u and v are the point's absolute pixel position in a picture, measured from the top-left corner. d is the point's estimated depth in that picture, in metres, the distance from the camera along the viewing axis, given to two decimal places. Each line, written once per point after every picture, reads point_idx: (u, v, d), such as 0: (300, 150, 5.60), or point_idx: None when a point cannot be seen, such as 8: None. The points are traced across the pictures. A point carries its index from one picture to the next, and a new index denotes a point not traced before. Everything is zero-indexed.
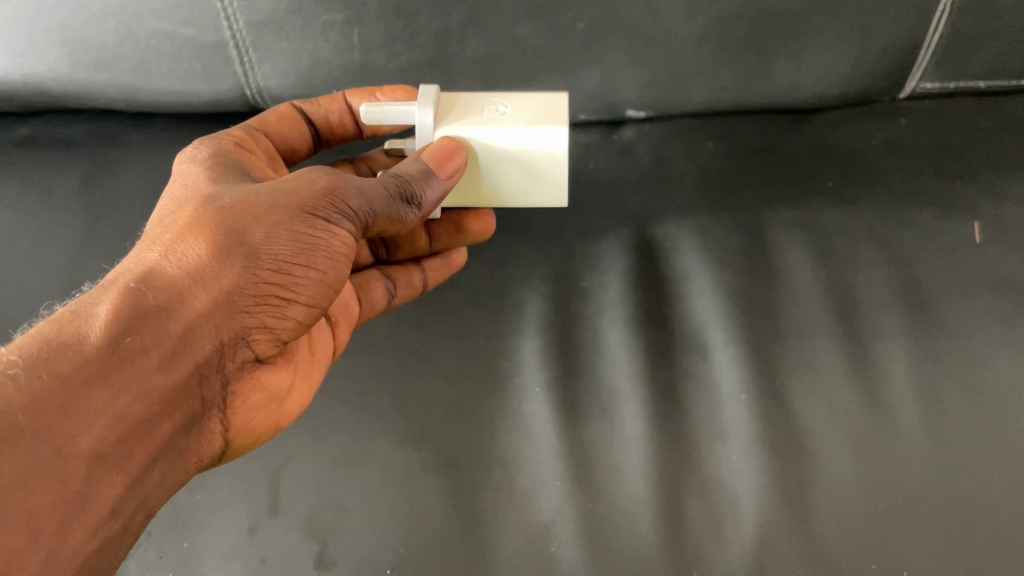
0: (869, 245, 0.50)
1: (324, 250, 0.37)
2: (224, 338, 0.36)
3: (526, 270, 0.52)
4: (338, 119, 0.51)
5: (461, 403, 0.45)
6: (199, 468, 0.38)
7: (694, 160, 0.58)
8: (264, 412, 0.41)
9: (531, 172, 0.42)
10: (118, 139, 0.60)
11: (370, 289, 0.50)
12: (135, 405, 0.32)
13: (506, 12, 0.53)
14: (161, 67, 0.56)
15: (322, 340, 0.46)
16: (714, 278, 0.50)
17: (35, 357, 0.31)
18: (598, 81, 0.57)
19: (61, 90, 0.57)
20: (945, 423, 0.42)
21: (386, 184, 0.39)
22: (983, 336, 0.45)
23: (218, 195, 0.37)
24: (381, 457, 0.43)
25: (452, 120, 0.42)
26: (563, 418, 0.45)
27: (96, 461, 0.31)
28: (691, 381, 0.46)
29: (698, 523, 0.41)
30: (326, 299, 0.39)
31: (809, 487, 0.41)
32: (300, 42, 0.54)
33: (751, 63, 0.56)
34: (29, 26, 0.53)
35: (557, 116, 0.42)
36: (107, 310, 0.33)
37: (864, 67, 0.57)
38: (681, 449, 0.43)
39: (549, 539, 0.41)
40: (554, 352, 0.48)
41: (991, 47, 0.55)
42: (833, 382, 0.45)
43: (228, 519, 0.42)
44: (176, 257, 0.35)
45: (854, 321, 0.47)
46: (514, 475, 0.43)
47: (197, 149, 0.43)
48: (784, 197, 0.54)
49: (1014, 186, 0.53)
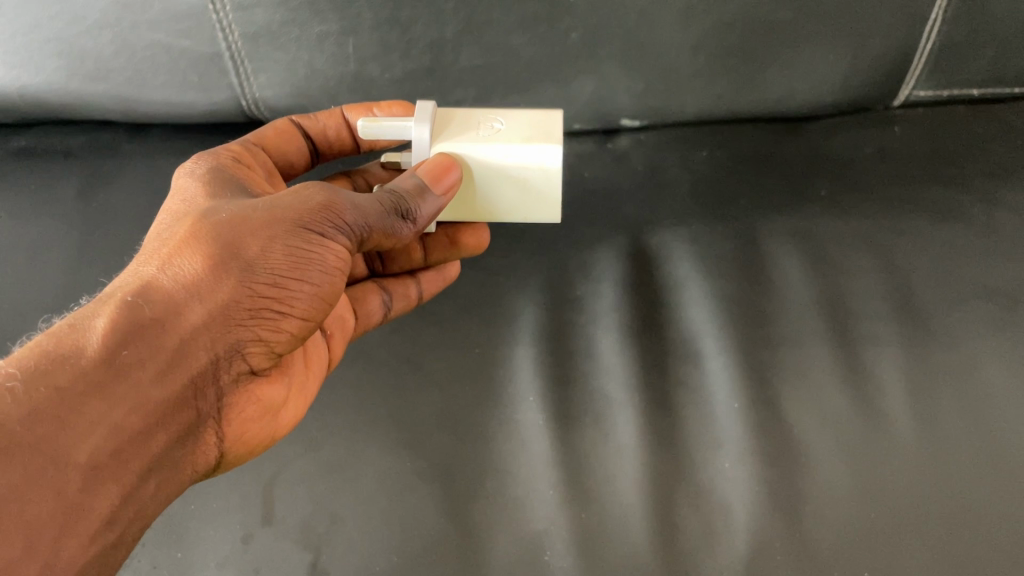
0: (861, 254, 0.51)
1: (319, 263, 0.38)
2: (219, 351, 0.36)
3: (521, 279, 0.52)
4: (335, 134, 0.52)
5: (455, 412, 0.46)
6: (194, 478, 0.38)
7: (689, 170, 0.58)
8: (259, 424, 0.41)
9: (526, 189, 0.43)
10: (113, 149, 0.61)
11: (365, 302, 0.51)
12: (132, 417, 0.33)
13: (500, 23, 0.53)
14: (158, 78, 0.56)
15: (317, 352, 0.46)
16: (708, 286, 0.50)
17: (33, 369, 0.32)
18: (592, 91, 0.58)
19: (56, 100, 0.58)
20: (937, 431, 0.43)
21: (382, 199, 0.39)
22: (974, 345, 0.45)
23: (216, 209, 0.38)
24: (377, 466, 0.44)
25: (448, 135, 0.42)
26: (557, 427, 0.45)
27: (92, 471, 0.32)
28: (684, 391, 0.46)
29: (691, 530, 0.41)
30: (321, 312, 0.40)
31: (800, 494, 0.41)
32: (295, 53, 0.55)
33: (745, 73, 0.57)
34: (26, 37, 0.53)
35: (551, 133, 0.42)
36: (105, 323, 0.33)
37: (858, 76, 0.57)
38: (675, 457, 0.44)
39: (544, 548, 0.41)
40: (548, 361, 0.48)
41: (984, 55, 0.56)
42: (825, 391, 0.45)
43: (222, 531, 0.42)
44: (172, 270, 0.35)
45: (847, 328, 0.47)
46: (510, 483, 0.43)
47: (195, 163, 0.44)
48: (778, 206, 0.55)
49: (1005, 193, 0.53)
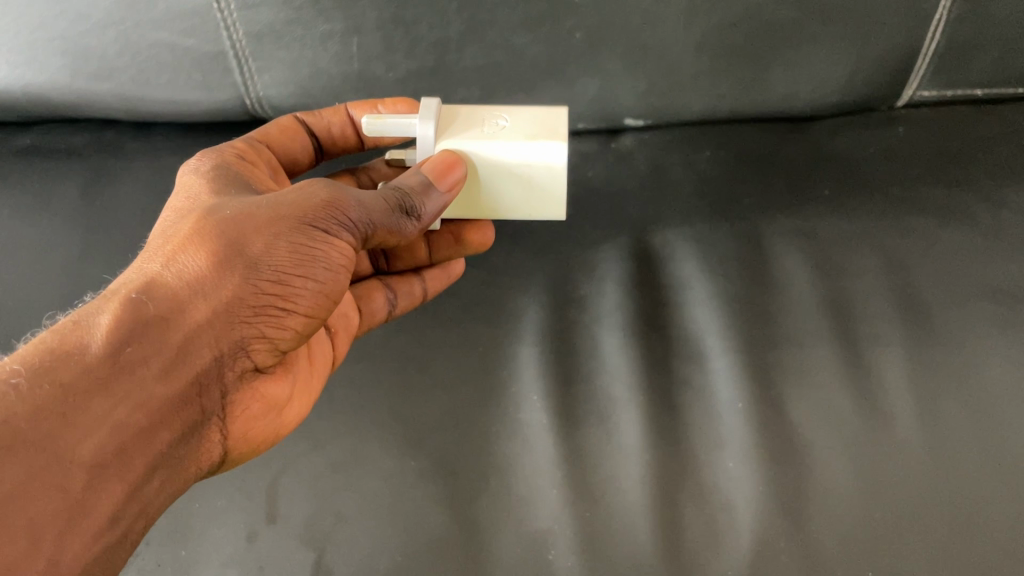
0: (865, 253, 0.51)
1: (324, 261, 0.38)
2: (224, 348, 0.36)
3: (524, 278, 0.52)
4: (340, 132, 0.52)
5: (459, 411, 0.46)
6: (199, 476, 0.38)
7: (693, 169, 0.58)
8: (264, 422, 0.41)
9: (530, 187, 0.43)
10: (116, 148, 0.61)
11: (370, 299, 0.51)
12: (136, 414, 0.33)
13: (503, 22, 0.53)
14: (161, 77, 0.56)
15: (321, 349, 0.46)
16: (712, 286, 0.50)
17: (38, 366, 0.32)
18: (595, 91, 0.58)
19: (60, 99, 0.58)
20: (941, 431, 0.43)
21: (386, 196, 0.39)
22: (978, 345, 0.45)
23: (220, 207, 0.38)
24: (380, 465, 0.44)
25: (452, 132, 0.42)
26: (560, 427, 0.45)
27: (96, 469, 0.32)
28: (687, 390, 0.46)
29: (696, 529, 0.41)
30: (325, 309, 0.40)
31: (804, 494, 0.41)
32: (299, 52, 0.55)
33: (749, 73, 0.57)
34: (30, 36, 0.53)
35: (557, 131, 0.42)
36: (108, 320, 0.33)
37: (862, 75, 0.57)
38: (679, 456, 0.43)
39: (547, 547, 0.41)
40: (552, 360, 0.48)
41: (988, 55, 0.56)
42: (829, 391, 0.45)
43: (225, 528, 0.42)
44: (177, 267, 0.35)
45: (850, 327, 0.47)
46: (513, 482, 0.43)
47: (199, 160, 0.44)
48: (782, 205, 0.54)
49: (1009, 193, 0.53)
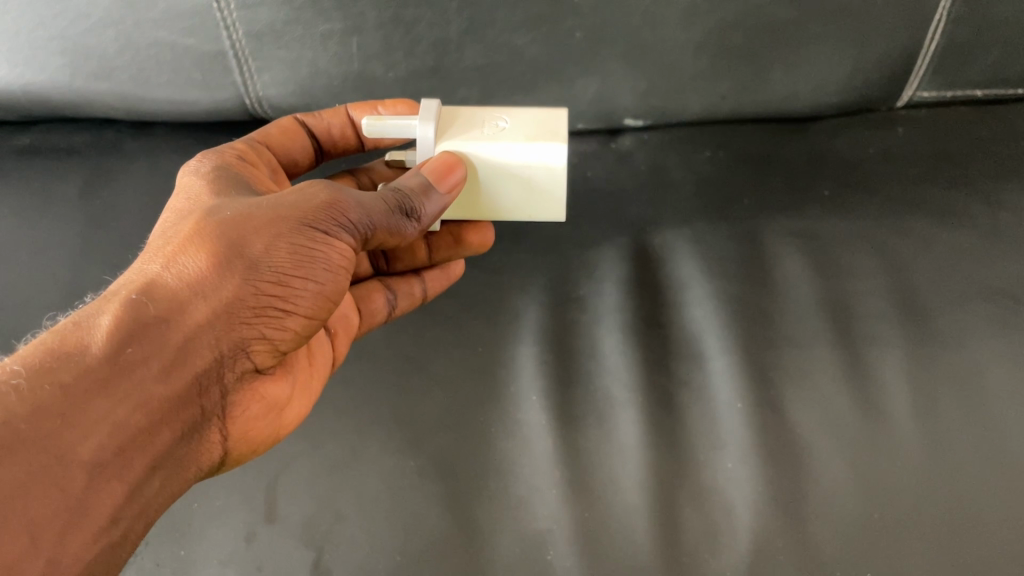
0: (864, 254, 0.51)
1: (324, 262, 0.38)
2: (224, 349, 0.36)
3: (524, 278, 0.52)
4: (340, 133, 0.52)
5: (458, 411, 0.46)
6: (199, 476, 0.38)
7: (693, 170, 0.58)
8: (264, 422, 0.41)
9: (530, 188, 0.43)
10: (116, 147, 0.61)
11: (370, 301, 0.51)
12: (136, 415, 0.33)
13: (503, 22, 0.53)
14: (161, 77, 0.56)
15: (321, 349, 0.46)
16: (711, 286, 0.50)
17: (38, 366, 0.32)
18: (595, 91, 0.58)
19: (60, 99, 0.58)
20: (939, 432, 0.43)
21: (387, 197, 0.39)
22: (976, 346, 0.45)
23: (220, 208, 0.38)
24: (380, 465, 0.44)
25: (452, 134, 0.42)
26: (559, 427, 0.45)
27: (96, 469, 0.32)
28: (686, 390, 0.46)
29: (694, 530, 0.41)
30: (325, 310, 0.40)
31: (802, 494, 0.41)
32: (298, 52, 0.55)
33: (749, 73, 0.57)
34: (30, 35, 0.53)
35: (557, 132, 0.42)
36: (108, 321, 0.33)
37: (862, 76, 0.57)
38: (677, 456, 0.44)
39: (546, 548, 0.41)
40: (551, 361, 0.48)
41: (987, 56, 0.56)
42: (827, 392, 0.45)
43: (224, 528, 0.42)
44: (177, 268, 0.35)
45: (849, 328, 0.47)
46: (512, 482, 0.43)
47: (200, 161, 0.44)
48: (782, 206, 0.55)
49: (1008, 194, 0.53)
